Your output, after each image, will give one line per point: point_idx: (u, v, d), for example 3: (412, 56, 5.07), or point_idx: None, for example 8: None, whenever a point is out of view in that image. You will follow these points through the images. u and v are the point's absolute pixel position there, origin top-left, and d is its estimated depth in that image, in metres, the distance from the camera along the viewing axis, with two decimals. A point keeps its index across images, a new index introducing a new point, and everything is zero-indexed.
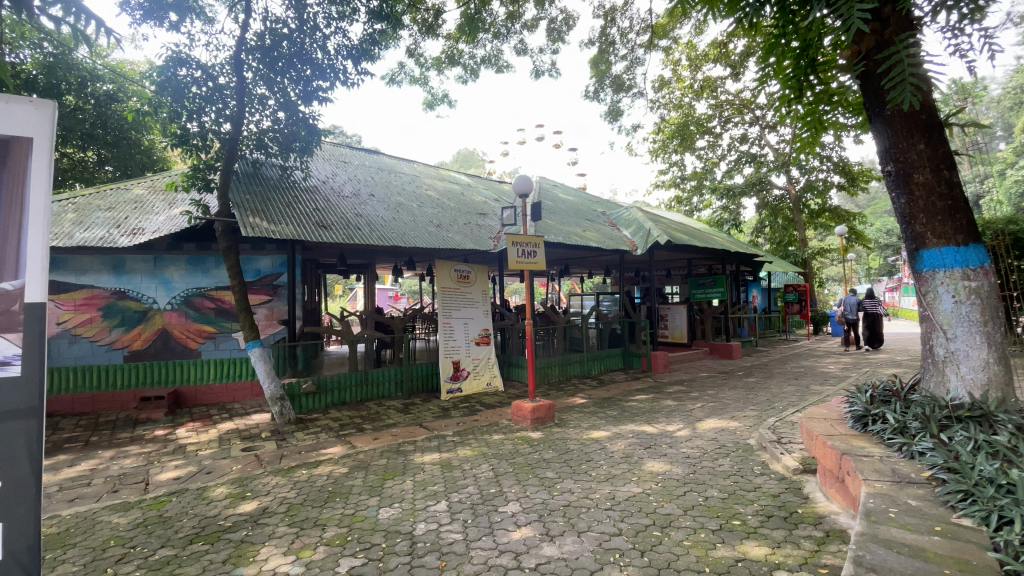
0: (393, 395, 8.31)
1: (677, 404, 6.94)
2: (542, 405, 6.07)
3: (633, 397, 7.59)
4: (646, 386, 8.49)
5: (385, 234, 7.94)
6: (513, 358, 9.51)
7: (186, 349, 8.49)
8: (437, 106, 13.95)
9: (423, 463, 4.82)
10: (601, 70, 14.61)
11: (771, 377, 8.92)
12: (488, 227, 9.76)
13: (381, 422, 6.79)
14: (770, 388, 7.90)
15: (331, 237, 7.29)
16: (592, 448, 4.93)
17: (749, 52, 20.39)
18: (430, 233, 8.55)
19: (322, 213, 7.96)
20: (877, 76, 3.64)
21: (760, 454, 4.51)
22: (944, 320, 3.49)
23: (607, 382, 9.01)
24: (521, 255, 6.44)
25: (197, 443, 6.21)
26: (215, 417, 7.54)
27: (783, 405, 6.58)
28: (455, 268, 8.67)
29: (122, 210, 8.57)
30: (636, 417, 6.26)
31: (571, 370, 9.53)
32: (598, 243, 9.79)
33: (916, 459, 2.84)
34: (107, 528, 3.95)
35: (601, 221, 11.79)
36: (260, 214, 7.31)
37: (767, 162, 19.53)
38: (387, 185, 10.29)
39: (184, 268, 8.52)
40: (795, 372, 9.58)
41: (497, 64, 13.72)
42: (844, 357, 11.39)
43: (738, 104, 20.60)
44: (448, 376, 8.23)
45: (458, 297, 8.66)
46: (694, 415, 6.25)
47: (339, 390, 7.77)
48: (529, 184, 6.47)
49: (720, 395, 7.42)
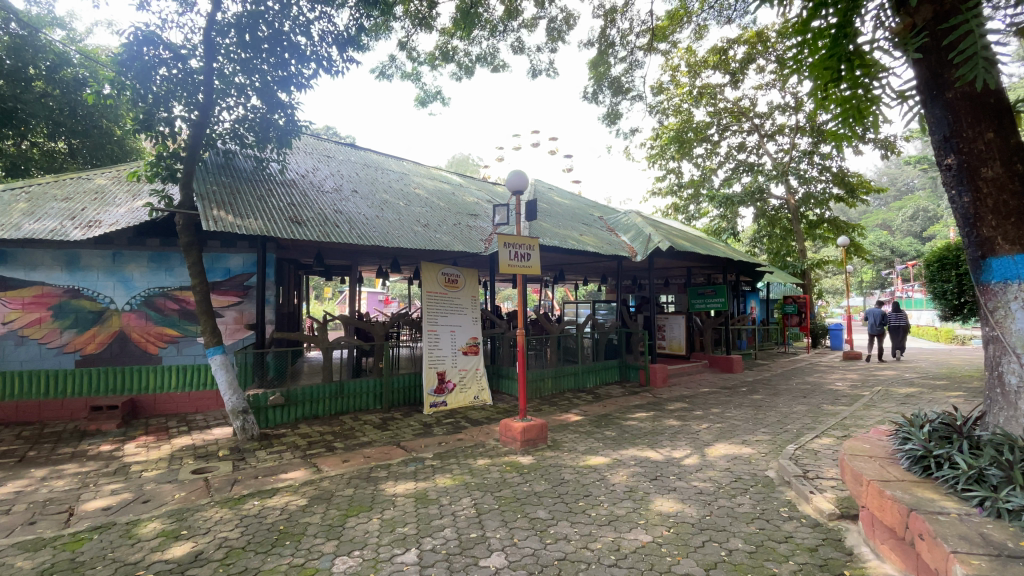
0: (370, 408, 7.63)
1: (681, 424, 6.33)
2: (534, 425, 5.43)
3: (633, 415, 6.97)
4: (645, 402, 7.88)
5: (366, 233, 7.29)
6: (503, 369, 8.87)
7: (145, 354, 7.74)
8: (429, 103, 13.38)
9: (395, 496, 4.16)
10: (600, 72, 14.17)
11: (778, 395, 8.33)
12: (479, 228, 9.16)
13: (355, 441, 6.13)
14: (778, 407, 7.32)
15: (307, 235, 6.61)
16: (590, 480, 4.30)
17: (749, 60, 20.08)
18: (416, 233, 7.91)
19: (297, 208, 7.30)
20: (940, 51, 3.07)
21: (784, 492, 3.90)
22: (1017, 342, 2.95)
23: (603, 397, 8.39)
24: (513, 257, 5.81)
25: (143, 463, 5.51)
26: (172, 430, 6.83)
27: (797, 428, 6.00)
28: (442, 272, 8.05)
29: (79, 201, 7.86)
30: (638, 439, 5.65)
31: (565, 383, 8.91)
32: (596, 248, 9.21)
33: (1006, 519, 2.28)
34: (5, 574, 3.25)
35: (598, 226, 11.18)
36: (228, 207, 6.64)
37: (766, 170, 19.25)
38: (373, 181, 9.67)
39: (145, 266, 7.80)
40: (803, 389, 8.99)
41: (492, 62, 13.20)
42: (851, 374, 10.82)
43: (737, 112, 20.21)
44: (432, 388, 7.58)
45: (445, 303, 8.03)
46: (702, 438, 5.64)
47: (311, 402, 7.08)
48: (524, 180, 5.85)
49: (727, 415, 6.82)
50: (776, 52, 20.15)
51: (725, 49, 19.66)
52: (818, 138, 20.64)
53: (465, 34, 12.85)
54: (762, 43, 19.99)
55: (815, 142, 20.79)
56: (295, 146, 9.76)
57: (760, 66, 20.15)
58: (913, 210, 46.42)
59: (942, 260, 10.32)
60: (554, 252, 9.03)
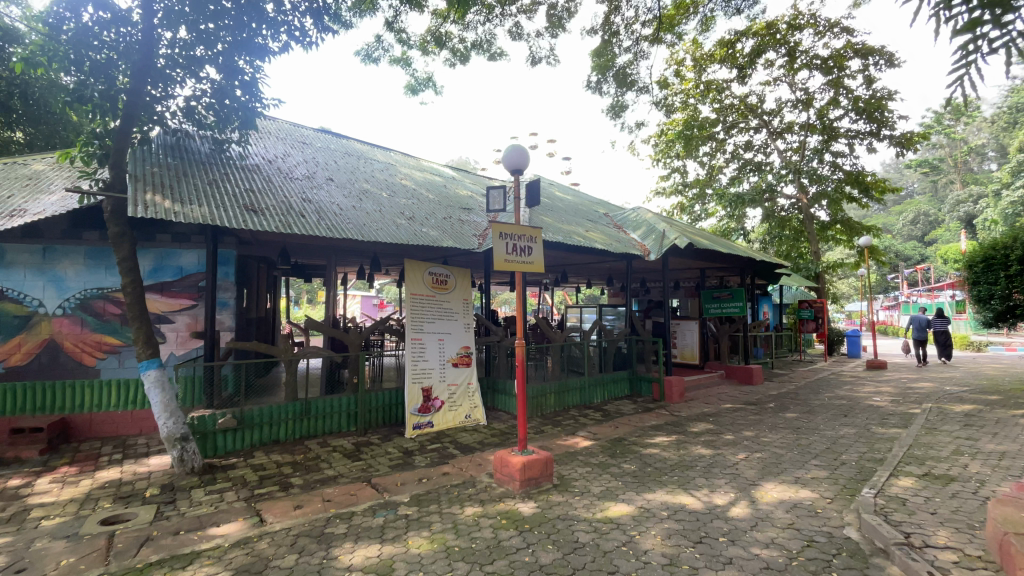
0: (344, 431, 6.50)
1: (714, 454, 5.24)
2: (537, 460, 4.35)
3: (652, 440, 5.89)
4: (664, 422, 6.79)
5: (338, 224, 6.18)
6: (499, 384, 7.78)
7: (80, 365, 6.63)
8: (420, 92, 12.36)
9: (349, 570, 3.06)
10: (604, 60, 13.18)
11: (814, 413, 7.29)
12: (472, 223, 8.09)
13: (318, 474, 5.05)
14: (820, 430, 6.26)
15: (262, 225, 5.51)
16: (613, 544, 3.21)
17: (758, 54, 19.12)
18: (398, 226, 6.83)
19: (256, 194, 6.18)
20: None
21: (886, 569, 2.84)
22: None
23: (613, 415, 7.31)
24: (510, 250, 4.73)
25: (46, 509, 4.40)
26: (103, 460, 5.70)
27: (856, 462, 4.92)
28: (429, 271, 6.98)
29: (7, 187, 6.76)
30: (666, 476, 4.56)
31: (569, 399, 7.83)
32: (604, 245, 8.15)
33: None
34: None
35: (604, 222, 10.10)
36: (167, 191, 5.54)
37: (774, 169, 18.37)
38: (353, 171, 8.57)
39: (81, 263, 6.69)
40: (839, 405, 7.93)
41: (489, 50, 12.30)
42: (885, 387, 9.77)
43: (744, 108, 19.19)
44: (416, 407, 6.47)
45: (432, 307, 6.96)
46: (744, 475, 4.57)
47: (271, 425, 5.95)
48: (524, 157, 4.76)
49: (764, 441, 5.75)
50: (787, 47, 19.20)
51: (733, 42, 18.70)
52: (828, 137, 19.71)
53: (459, 17, 11.85)
54: (772, 37, 19.03)
55: (826, 141, 19.84)
56: (266, 130, 8.67)
57: (769, 60, 19.19)
58: (914, 214, 45.58)
59: (989, 260, 9.24)
60: (556, 250, 7.96)
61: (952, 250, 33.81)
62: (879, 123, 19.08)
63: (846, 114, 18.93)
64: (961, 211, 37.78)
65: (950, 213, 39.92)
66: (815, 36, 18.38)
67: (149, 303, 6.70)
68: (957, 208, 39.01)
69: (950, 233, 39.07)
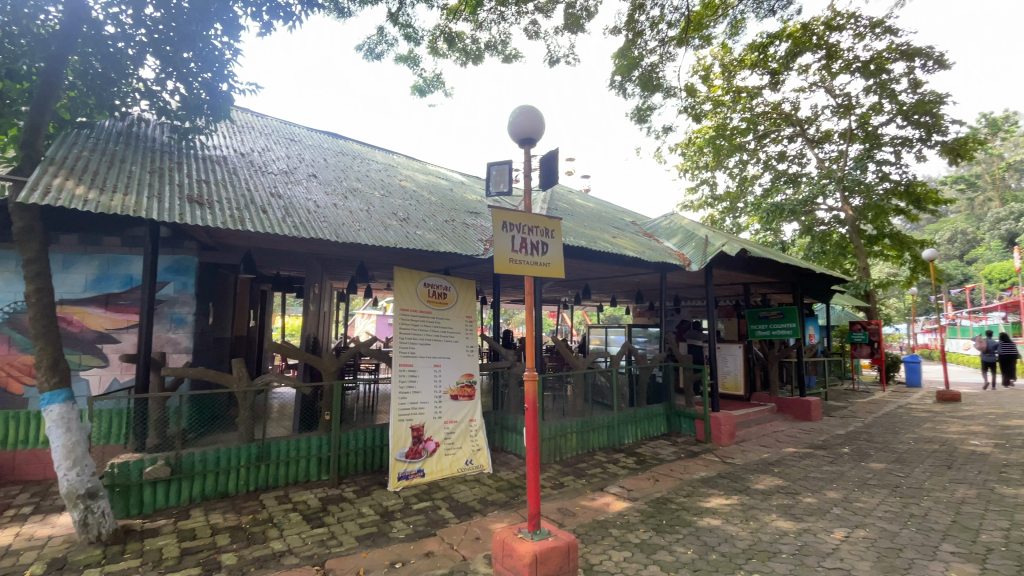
0: (314, 479, 5.20)
1: (798, 530, 3.81)
2: (554, 548, 3.00)
3: (708, 503, 4.46)
4: (717, 474, 5.36)
5: (308, 222, 5.00)
6: (509, 420, 6.45)
7: (6, 393, 5.57)
8: (428, 92, 11.31)
9: None
10: (628, 60, 12.03)
11: (907, 463, 5.77)
12: (479, 227, 6.87)
13: (260, 550, 3.76)
14: (928, 491, 4.75)
15: (203, 218, 4.34)
16: None
17: (792, 58, 17.75)
18: (387, 228, 5.66)
19: (210, 186, 5.08)
20: None
21: None
22: None
23: (650, 462, 5.90)
24: (517, 246, 3.46)
25: None
26: (6, 516, 4.49)
27: (1016, 553, 3.43)
28: (425, 282, 5.74)
29: None
30: (742, 572, 3.15)
31: (594, 440, 6.44)
32: (636, 253, 6.85)
33: None
34: None
35: (633, 230, 8.79)
36: (89, 177, 4.46)
37: (811, 179, 16.84)
38: (344, 169, 7.49)
39: (12, 271, 5.65)
40: (934, 451, 6.37)
41: (505, 50, 11.34)
42: (977, 426, 8.12)
43: (777, 116, 17.78)
44: (402, 451, 5.16)
45: (427, 325, 5.71)
46: (859, 573, 3.14)
47: (215, 474, 4.70)
48: (537, 121, 3.49)
49: (860, 508, 4.28)
50: (824, 52, 17.78)
51: (764, 46, 17.39)
52: (870, 145, 18.08)
53: (471, 14, 10.83)
54: (807, 39, 17.67)
55: (868, 149, 18.24)
56: (246, 124, 7.67)
57: (805, 65, 17.79)
58: (950, 232, 43.01)
59: None
60: (578, 259, 6.71)
61: (1000, 268, 31.63)
62: (928, 129, 17.38)
63: (892, 120, 17.33)
64: (1003, 227, 35.91)
65: (992, 230, 37.67)
66: (855, 38, 16.96)
67: (91, 320, 5.64)
68: (998, 225, 36.84)
69: (992, 251, 36.83)
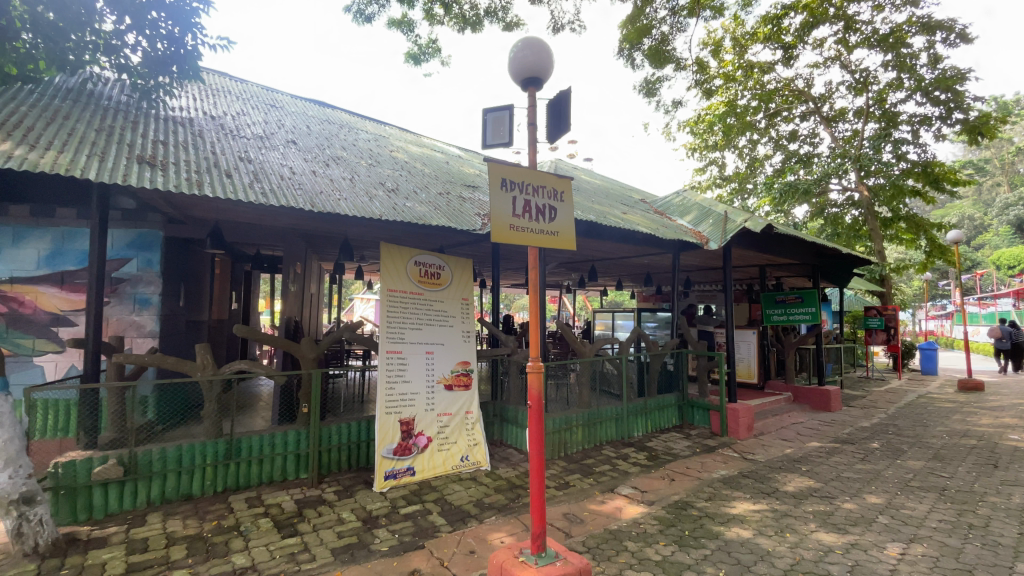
0: (290, 477, 4.67)
1: (844, 545, 3.27)
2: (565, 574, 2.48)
3: (734, 509, 3.93)
4: (739, 473, 4.82)
5: (280, 189, 4.40)
6: (509, 412, 5.92)
7: None
8: (423, 61, 10.60)
9: None
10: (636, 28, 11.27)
11: (947, 460, 5.25)
12: (476, 201, 6.26)
13: (218, 566, 3.22)
14: (980, 496, 4.21)
15: (154, 181, 3.75)
16: None
17: (807, 31, 16.86)
18: (373, 198, 5.05)
19: (169, 147, 4.47)
20: None
21: None
22: None
23: (664, 458, 5.37)
24: (519, 210, 2.86)
25: None
26: None
27: None
28: (414, 260, 5.15)
29: None
30: None
31: (602, 433, 5.91)
32: (649, 230, 6.25)
33: None
34: None
35: (642, 207, 8.19)
36: (22, 134, 3.85)
37: (825, 159, 16.11)
38: (328, 137, 6.86)
39: None
40: (974, 447, 5.84)
41: (505, 16, 10.60)
42: (1011, 419, 7.57)
43: (790, 93, 16.95)
44: (390, 448, 4.63)
45: (418, 308, 5.13)
46: None
47: (178, 472, 4.18)
48: (544, 54, 2.88)
49: (910, 517, 3.74)
50: (840, 25, 16.87)
51: (778, 18, 16.49)
52: (887, 124, 17.27)
53: None
54: (824, 11, 16.77)
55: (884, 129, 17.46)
56: (222, 87, 7.03)
57: (820, 38, 16.90)
58: (958, 218, 42.13)
59: None
60: (587, 236, 6.11)
61: (1009, 254, 30.91)
62: (949, 106, 16.55)
63: (911, 97, 16.51)
64: (1011, 213, 35.33)
65: (1001, 216, 36.83)
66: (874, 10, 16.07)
67: (43, 300, 5.08)
68: (1007, 210, 36.04)
69: (1001, 237, 36.05)
